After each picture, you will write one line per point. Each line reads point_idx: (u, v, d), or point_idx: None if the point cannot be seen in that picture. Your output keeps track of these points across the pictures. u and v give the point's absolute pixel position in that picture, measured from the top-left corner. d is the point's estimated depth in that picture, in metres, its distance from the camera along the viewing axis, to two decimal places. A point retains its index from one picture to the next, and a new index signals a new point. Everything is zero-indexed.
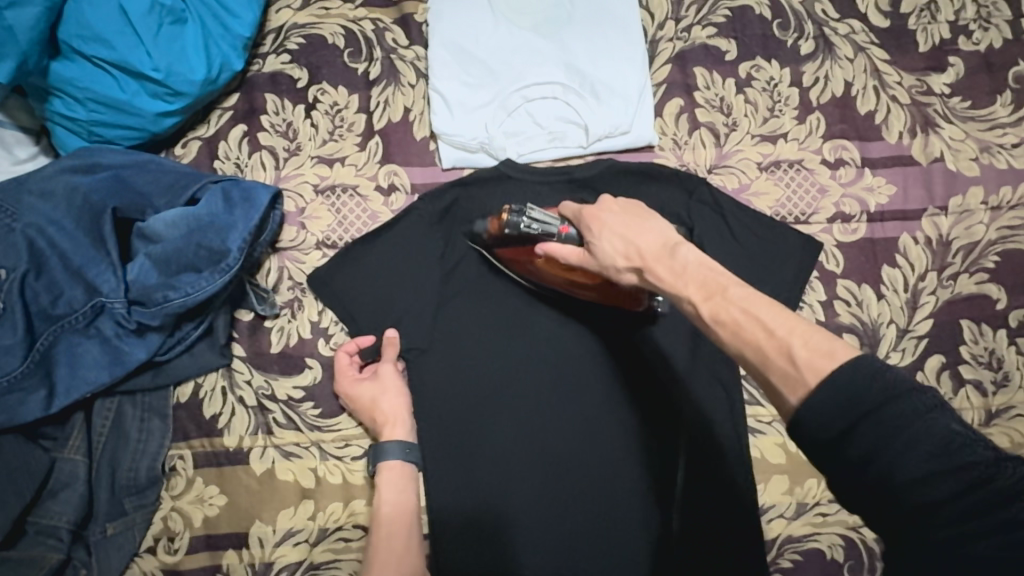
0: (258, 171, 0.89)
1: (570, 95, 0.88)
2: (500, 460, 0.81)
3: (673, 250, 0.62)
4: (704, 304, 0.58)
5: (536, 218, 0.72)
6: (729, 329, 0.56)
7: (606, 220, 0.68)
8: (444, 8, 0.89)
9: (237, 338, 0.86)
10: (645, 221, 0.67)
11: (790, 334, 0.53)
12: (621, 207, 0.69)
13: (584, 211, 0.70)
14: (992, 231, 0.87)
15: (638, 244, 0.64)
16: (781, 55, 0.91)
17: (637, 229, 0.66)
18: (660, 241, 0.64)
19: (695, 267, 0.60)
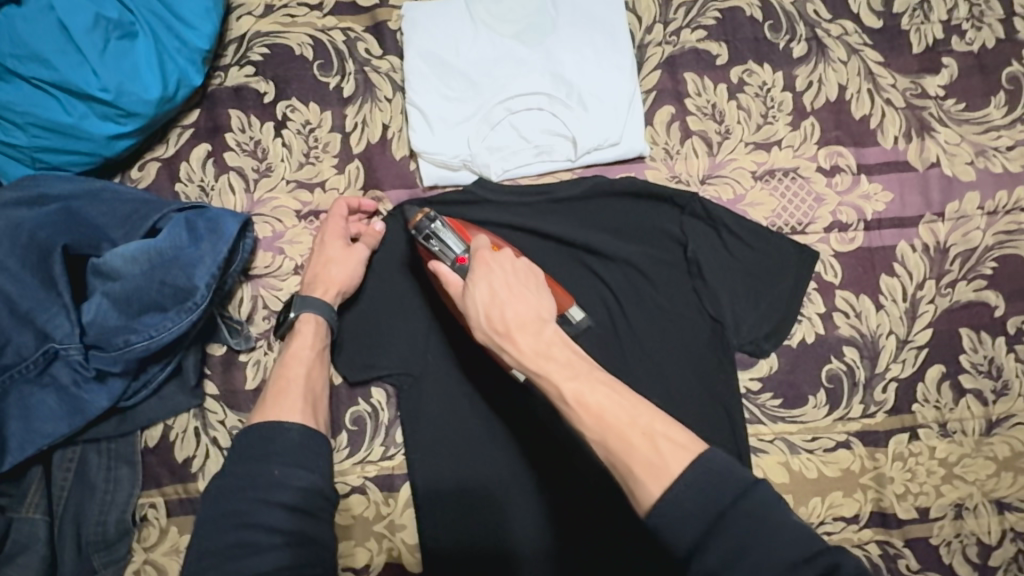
0: (226, 194, 0.83)
1: (557, 106, 0.83)
2: (493, 491, 0.77)
3: (540, 326, 0.62)
4: (567, 385, 0.57)
5: (439, 237, 0.70)
6: (593, 415, 0.56)
7: (488, 271, 0.65)
8: (419, 14, 0.83)
9: (210, 375, 0.80)
10: (527, 288, 0.64)
11: (646, 421, 0.55)
12: (515, 266, 0.66)
13: (473, 257, 0.67)
14: (988, 237, 0.86)
15: (506, 311, 0.62)
16: (773, 58, 0.87)
17: (516, 292, 0.64)
18: (533, 313, 0.62)
19: (563, 349, 0.60)
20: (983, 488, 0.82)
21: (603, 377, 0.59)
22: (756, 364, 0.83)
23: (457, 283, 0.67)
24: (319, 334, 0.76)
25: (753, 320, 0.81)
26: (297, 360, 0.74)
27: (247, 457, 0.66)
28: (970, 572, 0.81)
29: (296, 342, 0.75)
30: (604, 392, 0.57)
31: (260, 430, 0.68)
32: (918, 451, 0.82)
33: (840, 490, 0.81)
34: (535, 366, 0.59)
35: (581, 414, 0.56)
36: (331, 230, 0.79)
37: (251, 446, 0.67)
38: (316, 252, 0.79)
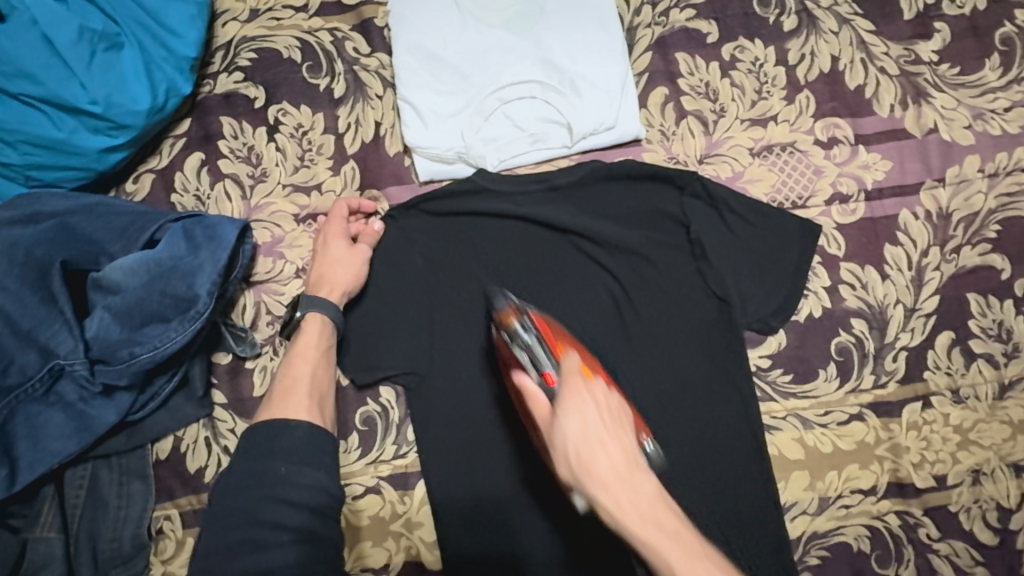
0: (222, 202, 0.82)
1: (550, 93, 0.83)
2: (508, 485, 0.77)
3: (642, 482, 0.55)
4: (684, 568, 0.52)
5: (530, 351, 0.64)
6: None
7: (582, 407, 0.57)
8: (405, 9, 0.83)
9: (216, 384, 0.80)
10: (622, 434, 0.57)
11: None
12: (609, 412, 0.58)
13: (565, 380, 0.59)
14: (991, 199, 0.85)
15: (602, 460, 0.55)
16: (764, 33, 0.87)
17: (613, 438, 0.56)
18: (629, 466, 0.55)
19: (666, 512, 0.54)
20: (1000, 452, 0.82)
21: (705, 547, 0.54)
22: (764, 341, 0.83)
23: (546, 410, 0.60)
24: (324, 332, 0.75)
25: (759, 297, 0.80)
26: (303, 359, 0.73)
27: (252, 454, 0.66)
28: (991, 537, 0.80)
29: (302, 341, 0.75)
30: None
31: (268, 429, 0.67)
32: (932, 419, 0.82)
33: (856, 463, 0.81)
34: (637, 533, 0.53)
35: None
36: (335, 232, 0.79)
37: (258, 443, 0.67)
38: (320, 254, 0.78)
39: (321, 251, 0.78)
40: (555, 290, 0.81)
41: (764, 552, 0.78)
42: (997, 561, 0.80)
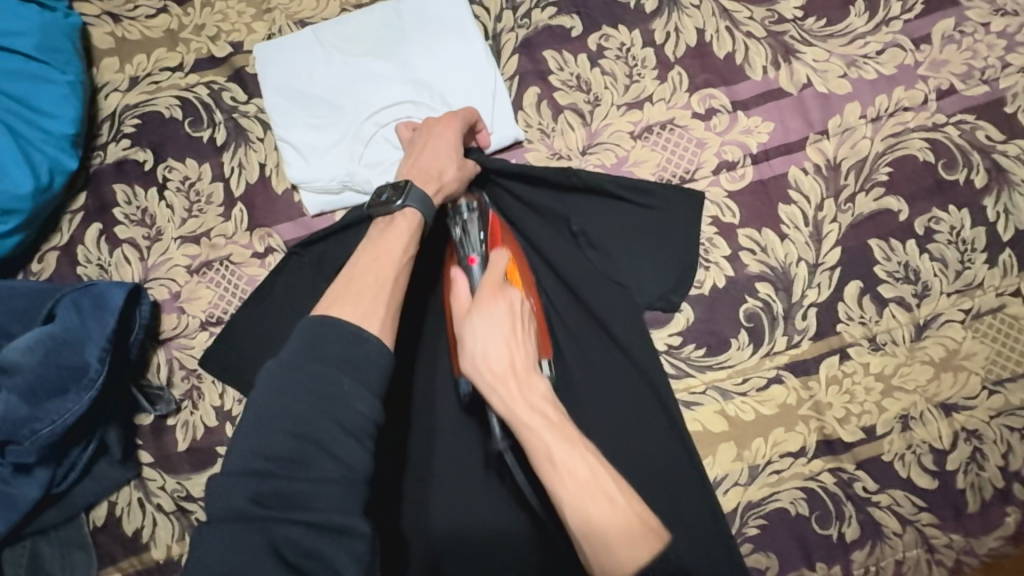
0: (123, 267, 0.85)
1: (423, 110, 0.84)
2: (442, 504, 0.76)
3: (535, 380, 0.59)
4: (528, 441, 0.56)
5: (466, 230, 0.75)
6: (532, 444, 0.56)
7: (493, 310, 0.62)
8: (271, 53, 0.85)
9: (142, 445, 0.82)
10: (517, 336, 0.62)
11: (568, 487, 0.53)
12: (512, 306, 0.63)
13: (483, 285, 0.65)
14: (878, 143, 0.85)
15: (501, 355, 0.60)
16: (627, 18, 0.88)
17: (515, 342, 0.61)
18: (519, 364, 0.59)
19: (554, 407, 0.58)
20: (926, 394, 0.80)
21: (590, 447, 0.56)
22: (671, 320, 0.83)
23: (467, 303, 0.67)
24: (414, 236, 0.68)
25: (655, 276, 0.81)
26: (387, 259, 0.65)
27: (258, 410, 0.52)
28: (929, 481, 0.79)
29: (390, 236, 0.67)
30: (590, 460, 0.54)
31: (327, 330, 0.56)
32: (852, 371, 0.81)
33: (781, 426, 0.81)
34: (521, 417, 0.57)
35: (543, 462, 0.55)
36: (449, 125, 0.76)
37: (323, 348, 0.54)
38: (431, 135, 0.75)
39: (431, 140, 0.75)
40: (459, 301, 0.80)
41: (707, 538, 0.76)
42: (940, 503, 0.79)
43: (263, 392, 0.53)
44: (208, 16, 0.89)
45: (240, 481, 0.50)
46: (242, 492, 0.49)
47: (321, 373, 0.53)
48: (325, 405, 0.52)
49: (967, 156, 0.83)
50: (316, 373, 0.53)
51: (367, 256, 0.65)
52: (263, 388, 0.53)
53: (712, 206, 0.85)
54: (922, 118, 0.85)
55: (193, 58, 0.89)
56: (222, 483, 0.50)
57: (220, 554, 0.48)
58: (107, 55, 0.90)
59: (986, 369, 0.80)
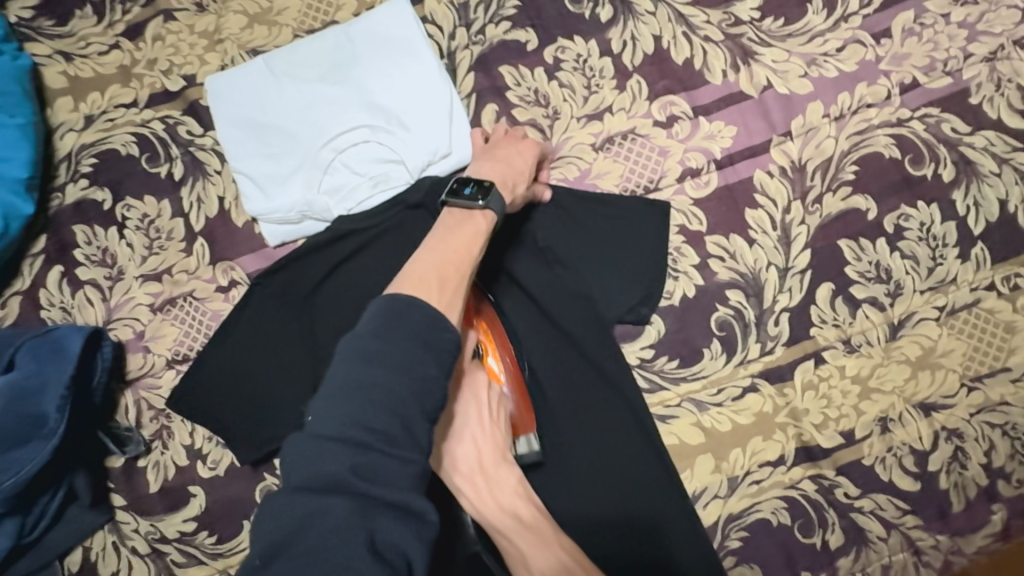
0: (87, 309, 0.84)
1: (380, 134, 0.83)
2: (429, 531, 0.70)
3: (505, 475, 0.64)
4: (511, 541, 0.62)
5: None
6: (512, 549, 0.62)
7: (465, 401, 0.65)
8: (223, 85, 0.84)
9: (114, 487, 0.81)
10: (492, 428, 0.65)
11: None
12: (485, 398, 0.66)
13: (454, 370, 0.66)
14: (843, 142, 0.83)
15: (473, 456, 0.64)
16: (582, 29, 0.87)
17: (483, 438, 0.65)
18: (489, 463, 0.64)
19: (527, 505, 0.63)
20: (904, 394, 0.79)
21: (561, 541, 0.63)
22: (642, 333, 0.82)
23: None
24: (489, 236, 0.66)
25: (622, 287, 0.80)
26: (465, 255, 0.62)
27: (354, 377, 0.47)
28: (911, 483, 0.78)
29: (466, 229, 0.64)
30: (563, 560, 0.62)
31: (411, 308, 0.51)
32: (828, 375, 0.80)
33: (759, 435, 0.79)
34: (495, 523, 0.63)
35: (520, 566, 0.62)
36: (532, 149, 0.78)
37: (413, 327, 0.50)
38: (503, 150, 0.76)
39: (504, 154, 0.76)
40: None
41: (690, 553, 0.74)
42: (924, 505, 0.78)
43: (348, 362, 0.48)
44: (160, 49, 0.88)
45: (335, 454, 0.44)
46: (338, 465, 0.44)
47: (412, 351, 0.48)
48: (415, 386, 0.47)
49: (933, 151, 0.82)
50: (408, 350, 0.48)
51: (443, 243, 0.62)
52: (346, 358, 0.48)
53: (678, 215, 0.84)
54: (886, 114, 0.83)
55: (147, 93, 0.88)
56: (308, 454, 0.44)
57: (309, 539, 0.42)
58: (60, 95, 0.89)
59: (964, 366, 0.79)
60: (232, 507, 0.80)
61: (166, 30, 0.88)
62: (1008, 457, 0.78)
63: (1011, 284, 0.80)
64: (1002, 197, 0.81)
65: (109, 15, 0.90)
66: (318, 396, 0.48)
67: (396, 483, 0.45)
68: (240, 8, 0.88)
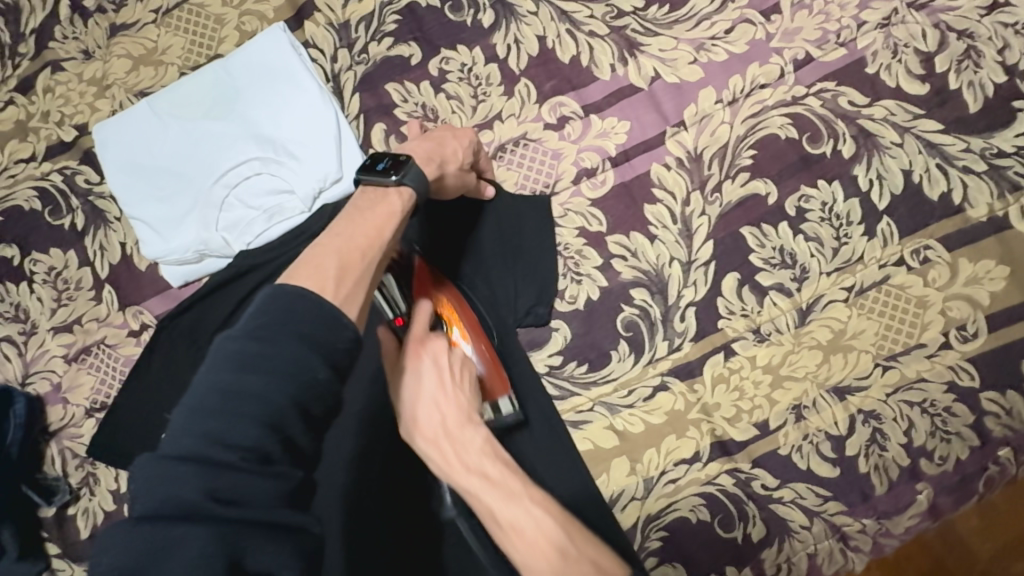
0: (5, 365, 0.85)
1: (271, 166, 0.83)
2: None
3: (468, 437, 0.59)
4: (505, 512, 0.55)
5: (386, 291, 0.67)
6: (499, 524, 0.55)
7: (419, 369, 0.62)
8: (109, 132, 0.84)
9: (48, 536, 0.83)
10: (460, 389, 0.62)
11: (548, 548, 0.53)
12: (444, 358, 0.62)
13: (407, 343, 0.63)
14: (738, 126, 0.81)
15: (433, 418, 0.59)
16: (465, 37, 0.85)
17: (444, 399, 0.60)
18: (452, 427, 0.59)
19: (494, 462, 0.58)
20: (818, 379, 0.77)
21: (531, 492, 0.57)
22: (549, 339, 0.81)
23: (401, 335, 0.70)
24: (405, 218, 0.60)
25: (517, 289, 0.79)
26: (378, 239, 0.56)
27: (222, 385, 0.41)
28: (830, 469, 0.77)
29: (380, 211, 0.58)
30: (535, 512, 0.55)
31: (298, 301, 0.44)
32: (738, 366, 0.79)
33: (673, 433, 0.78)
34: (461, 483, 0.57)
35: (488, 523, 0.55)
36: (468, 135, 0.74)
37: (293, 322, 0.43)
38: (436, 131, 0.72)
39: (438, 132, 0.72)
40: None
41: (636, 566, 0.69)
42: (846, 490, 0.77)
43: (216, 369, 0.41)
44: (51, 101, 0.89)
45: (189, 473, 0.38)
46: (193, 485, 0.38)
47: (290, 354, 0.41)
48: (292, 394, 0.41)
49: (831, 126, 0.79)
50: (286, 353, 0.41)
51: (351, 225, 0.56)
52: (214, 362, 0.42)
53: (577, 217, 0.83)
54: (781, 93, 0.81)
55: (44, 146, 0.89)
56: (153, 480, 0.39)
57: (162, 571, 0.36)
58: None
59: (876, 346, 0.77)
60: None
61: (55, 80, 0.89)
62: (930, 434, 0.76)
63: (921, 257, 0.77)
64: (906, 167, 0.78)
65: (1, 71, 0.90)
66: (181, 405, 0.42)
67: (267, 510, 0.39)
68: (125, 52, 0.88)
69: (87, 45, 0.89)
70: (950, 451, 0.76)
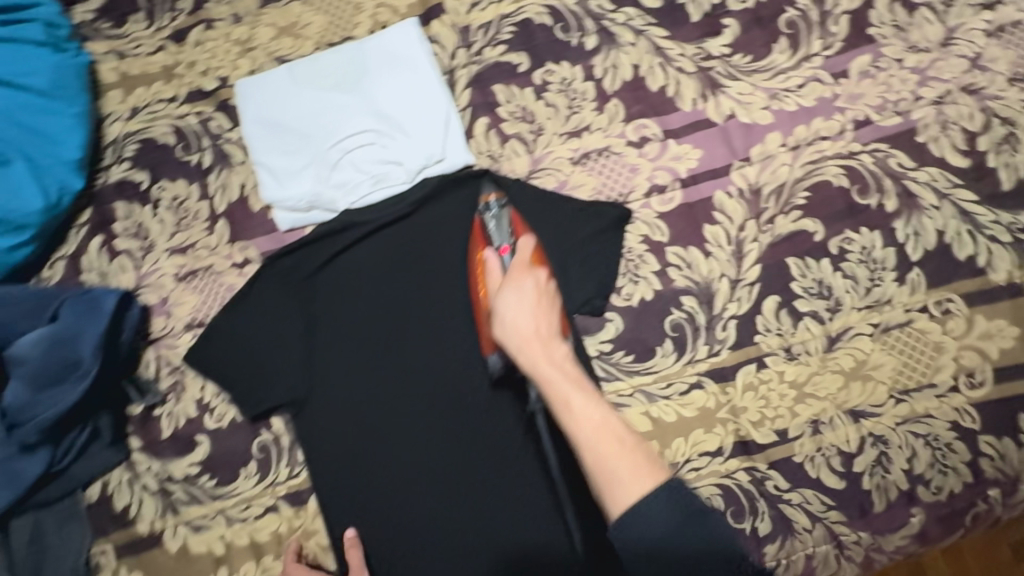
0: (120, 274, 0.96)
1: (384, 138, 0.95)
2: (406, 515, 0.89)
3: (555, 345, 0.75)
4: (575, 398, 0.69)
5: (496, 221, 0.87)
6: (565, 403, 0.69)
7: (521, 284, 0.79)
8: (250, 87, 0.97)
9: (131, 430, 0.93)
10: (547, 308, 0.78)
11: (605, 431, 0.67)
12: (541, 282, 0.80)
13: (514, 265, 0.81)
14: (797, 169, 0.92)
15: (527, 324, 0.76)
16: (569, 55, 0.97)
17: (540, 314, 0.77)
18: (549, 341, 0.76)
19: (571, 367, 0.74)
20: (836, 401, 0.87)
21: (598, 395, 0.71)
22: (603, 327, 0.91)
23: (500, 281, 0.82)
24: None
25: (579, 280, 0.89)
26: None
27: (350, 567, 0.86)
28: (837, 481, 0.86)
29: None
30: (602, 410, 0.69)
31: None
32: (767, 378, 0.88)
33: (701, 428, 0.88)
34: (545, 373, 0.72)
35: (562, 406, 0.69)
36: None
37: None
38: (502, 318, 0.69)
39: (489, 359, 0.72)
40: (404, 296, 0.93)
41: None
42: (847, 503, 0.86)
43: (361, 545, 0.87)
44: (199, 53, 1.01)
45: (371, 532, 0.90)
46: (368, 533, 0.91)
47: None
48: None
49: (879, 182, 0.90)
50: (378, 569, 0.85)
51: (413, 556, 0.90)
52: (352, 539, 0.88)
53: (643, 227, 0.93)
54: (838, 147, 0.92)
55: (185, 91, 1.01)
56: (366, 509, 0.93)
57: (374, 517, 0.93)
58: (111, 88, 1.02)
59: (893, 379, 0.87)
60: (230, 458, 0.92)
61: (206, 36, 1.02)
62: (929, 465, 0.85)
63: (943, 308, 0.87)
64: (940, 228, 0.89)
65: (159, 21, 1.03)
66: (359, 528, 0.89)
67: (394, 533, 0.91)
68: (271, 22, 1.01)
69: (238, 10, 1.02)
70: (945, 483, 0.85)
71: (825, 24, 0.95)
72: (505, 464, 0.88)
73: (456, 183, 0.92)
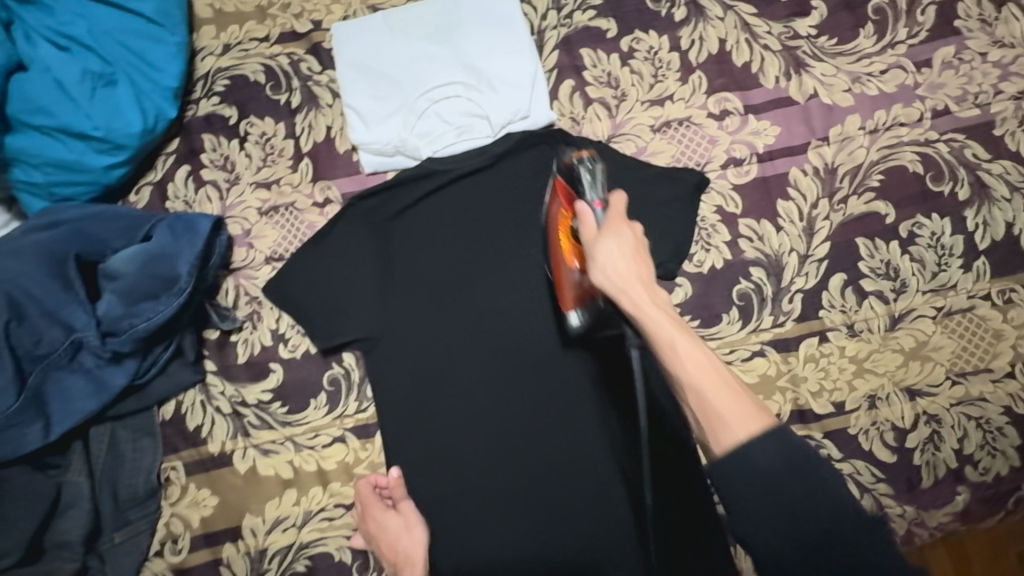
0: (205, 204, 0.99)
1: (471, 91, 0.97)
2: (467, 463, 0.91)
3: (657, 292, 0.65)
4: (683, 346, 0.60)
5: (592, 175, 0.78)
6: (672, 345, 0.60)
7: (621, 232, 0.68)
8: (346, 33, 1.00)
9: (207, 354, 0.96)
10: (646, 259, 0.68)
11: (718, 383, 0.58)
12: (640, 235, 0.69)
13: (609, 215, 0.70)
14: (873, 152, 0.94)
15: (626, 269, 0.66)
16: (657, 25, 0.99)
17: (641, 263, 0.67)
18: (646, 278, 0.66)
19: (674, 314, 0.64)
20: (894, 378, 0.90)
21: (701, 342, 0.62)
22: (672, 291, 0.94)
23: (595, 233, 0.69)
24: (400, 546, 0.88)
25: (655, 241, 0.91)
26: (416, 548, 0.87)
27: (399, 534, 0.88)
28: (889, 455, 0.89)
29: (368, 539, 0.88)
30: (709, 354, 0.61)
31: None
32: (828, 352, 0.91)
33: (760, 394, 0.91)
34: (649, 319, 0.62)
35: (668, 349, 0.60)
36: None
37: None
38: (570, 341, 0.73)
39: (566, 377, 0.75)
40: (479, 246, 0.94)
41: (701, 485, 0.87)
42: (896, 476, 0.89)
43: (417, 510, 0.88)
44: None
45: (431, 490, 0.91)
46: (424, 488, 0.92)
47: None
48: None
49: (953, 171, 0.93)
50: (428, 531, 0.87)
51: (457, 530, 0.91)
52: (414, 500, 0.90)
53: (718, 197, 0.96)
54: (916, 134, 0.94)
55: (278, 31, 1.03)
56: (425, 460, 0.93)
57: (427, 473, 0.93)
58: (205, 23, 1.04)
59: (951, 362, 0.90)
60: (301, 388, 0.95)
61: None
62: (979, 446, 0.88)
63: (1005, 297, 0.90)
64: (1009, 220, 0.91)
65: None
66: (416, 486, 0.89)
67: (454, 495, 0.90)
68: None
69: None
70: (992, 465, 0.88)
71: (912, 13, 0.96)
72: (568, 415, 0.91)
73: (539, 141, 0.95)
